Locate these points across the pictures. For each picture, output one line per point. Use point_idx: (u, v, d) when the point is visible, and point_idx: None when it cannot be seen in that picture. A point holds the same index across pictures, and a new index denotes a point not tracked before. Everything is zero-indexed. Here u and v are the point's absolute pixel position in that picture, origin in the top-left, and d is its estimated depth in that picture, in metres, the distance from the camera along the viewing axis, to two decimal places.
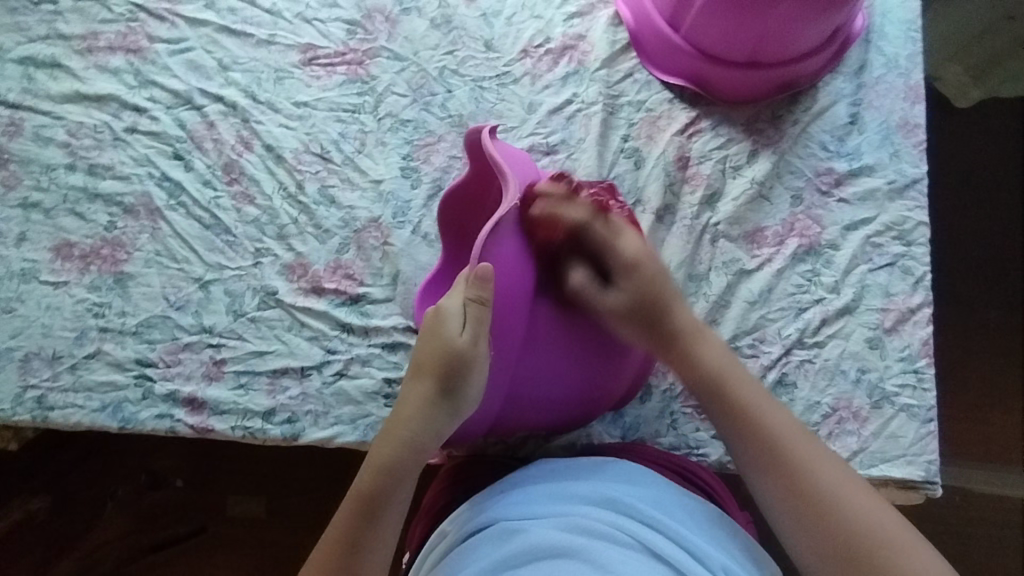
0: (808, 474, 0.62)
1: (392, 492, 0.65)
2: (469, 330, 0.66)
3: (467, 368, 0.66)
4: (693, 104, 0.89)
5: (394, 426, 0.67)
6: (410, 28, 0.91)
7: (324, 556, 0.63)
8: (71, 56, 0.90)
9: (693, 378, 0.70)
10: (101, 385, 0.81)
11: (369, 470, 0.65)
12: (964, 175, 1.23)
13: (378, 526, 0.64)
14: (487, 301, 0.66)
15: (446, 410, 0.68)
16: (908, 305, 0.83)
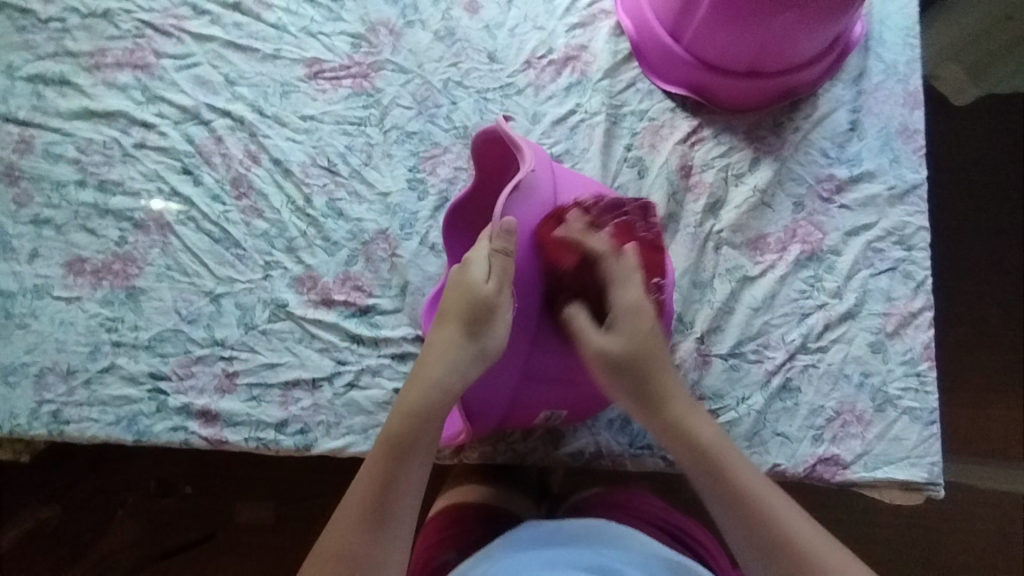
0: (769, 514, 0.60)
1: (425, 436, 0.65)
2: (495, 279, 0.67)
3: (492, 314, 0.67)
4: (695, 113, 0.90)
5: (423, 371, 0.67)
6: (414, 41, 0.92)
7: (358, 502, 0.62)
8: (80, 73, 0.91)
9: (671, 443, 0.66)
10: (115, 398, 0.83)
11: (401, 412, 0.66)
12: (964, 173, 1.24)
13: (411, 464, 0.64)
14: (511, 251, 0.67)
15: (473, 352, 0.68)
16: (910, 309, 0.85)
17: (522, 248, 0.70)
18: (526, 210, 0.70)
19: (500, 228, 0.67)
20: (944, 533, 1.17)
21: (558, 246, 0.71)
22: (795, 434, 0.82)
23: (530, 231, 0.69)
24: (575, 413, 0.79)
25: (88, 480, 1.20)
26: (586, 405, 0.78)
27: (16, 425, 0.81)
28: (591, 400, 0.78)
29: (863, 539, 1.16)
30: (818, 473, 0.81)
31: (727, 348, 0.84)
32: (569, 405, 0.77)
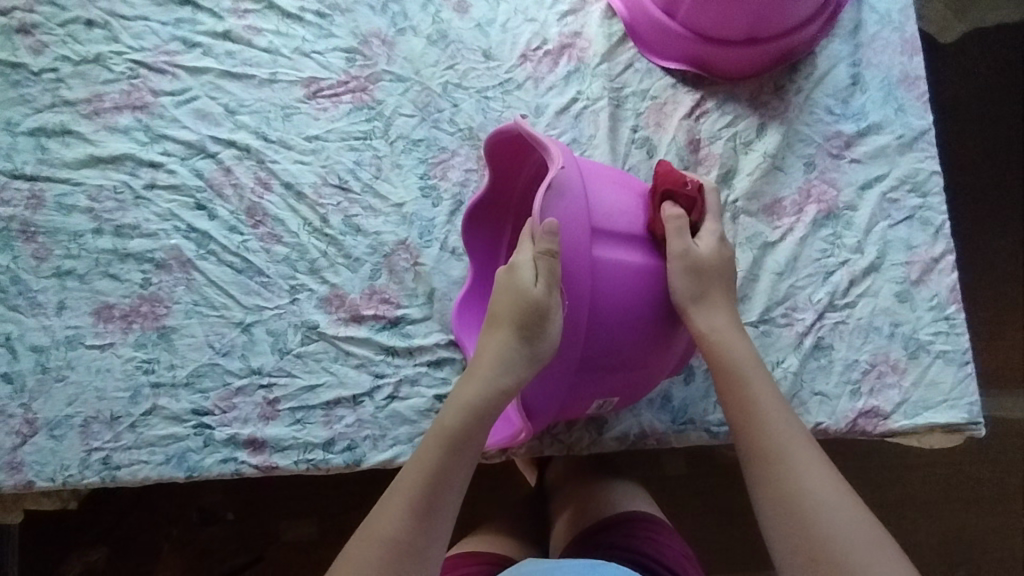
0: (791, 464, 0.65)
1: (476, 434, 0.67)
2: (542, 281, 0.66)
3: (544, 317, 0.66)
4: (696, 86, 0.91)
5: (476, 370, 0.69)
6: (408, 48, 0.92)
7: (405, 491, 0.64)
8: (80, 121, 0.91)
9: (709, 357, 0.72)
10: (162, 438, 0.83)
11: (455, 407, 0.68)
12: (966, 108, 1.24)
13: (459, 461, 0.66)
14: (557, 253, 0.65)
15: (525, 356, 0.67)
16: (931, 255, 0.86)
17: (569, 245, 0.66)
18: (566, 207, 0.66)
19: (543, 230, 0.64)
20: (979, 466, 1.19)
21: (600, 240, 0.68)
22: (834, 390, 0.83)
23: (573, 228, 0.66)
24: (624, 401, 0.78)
25: (130, 519, 1.21)
26: (636, 392, 0.78)
27: (69, 476, 0.82)
28: (643, 386, 0.77)
29: (900, 481, 1.18)
30: (860, 427, 0.82)
31: (757, 315, 0.85)
32: (620, 394, 0.76)
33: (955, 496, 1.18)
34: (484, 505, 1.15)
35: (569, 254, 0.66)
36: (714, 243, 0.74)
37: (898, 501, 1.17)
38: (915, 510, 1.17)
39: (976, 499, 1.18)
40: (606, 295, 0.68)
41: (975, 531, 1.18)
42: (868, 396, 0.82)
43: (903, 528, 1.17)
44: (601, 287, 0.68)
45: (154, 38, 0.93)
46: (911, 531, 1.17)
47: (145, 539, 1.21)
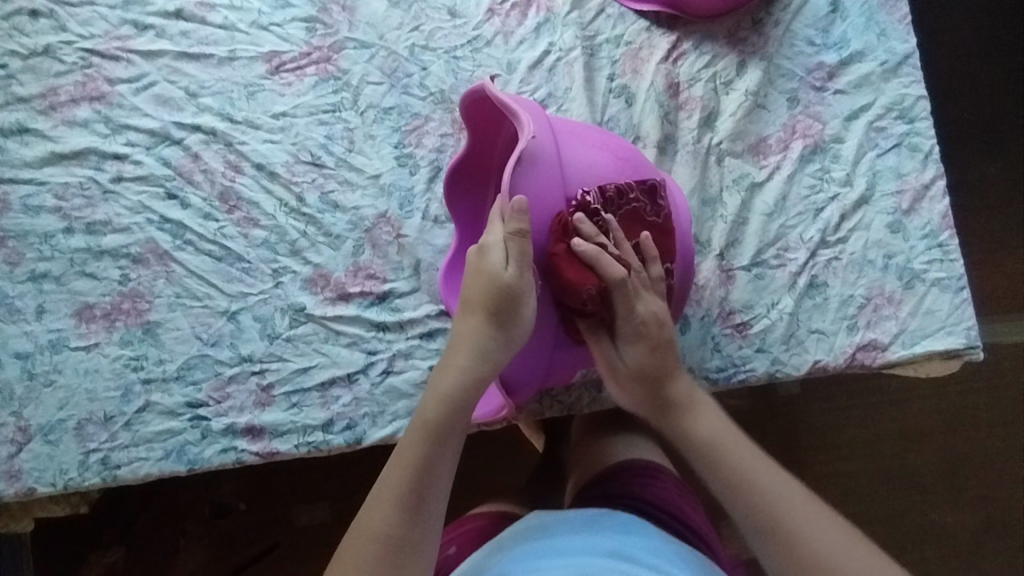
0: (733, 459, 0.63)
1: (460, 424, 0.64)
2: (514, 264, 0.65)
3: (518, 300, 0.65)
4: (671, 27, 0.87)
5: (450, 357, 0.66)
6: (369, 12, 0.89)
7: (393, 489, 0.60)
8: (37, 118, 0.88)
9: (687, 450, 0.67)
10: (159, 434, 0.82)
11: (434, 397, 0.64)
12: (951, 29, 1.20)
13: (447, 452, 0.62)
14: (527, 231, 0.64)
15: (501, 340, 0.66)
16: (922, 182, 0.84)
17: (538, 225, 0.66)
18: (535, 180, 0.65)
19: (512, 208, 0.64)
20: (985, 390, 1.20)
21: (573, 212, 0.68)
22: (830, 327, 0.82)
23: (542, 205, 0.65)
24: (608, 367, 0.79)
25: (144, 517, 1.19)
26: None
27: (69, 480, 0.81)
28: None
29: (905, 414, 1.19)
30: (858, 361, 0.81)
31: (748, 259, 0.83)
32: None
33: (963, 423, 1.19)
34: (491, 473, 1.15)
35: (540, 231, 0.66)
36: (654, 316, 0.69)
37: (905, 434, 1.18)
38: (924, 440, 1.18)
39: (983, 425, 1.19)
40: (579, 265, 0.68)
41: (979, 456, 1.18)
42: (864, 330, 0.82)
43: (912, 459, 1.18)
44: (574, 258, 0.68)
45: (103, 23, 0.89)
46: (916, 463, 1.18)
47: (160, 536, 1.19)
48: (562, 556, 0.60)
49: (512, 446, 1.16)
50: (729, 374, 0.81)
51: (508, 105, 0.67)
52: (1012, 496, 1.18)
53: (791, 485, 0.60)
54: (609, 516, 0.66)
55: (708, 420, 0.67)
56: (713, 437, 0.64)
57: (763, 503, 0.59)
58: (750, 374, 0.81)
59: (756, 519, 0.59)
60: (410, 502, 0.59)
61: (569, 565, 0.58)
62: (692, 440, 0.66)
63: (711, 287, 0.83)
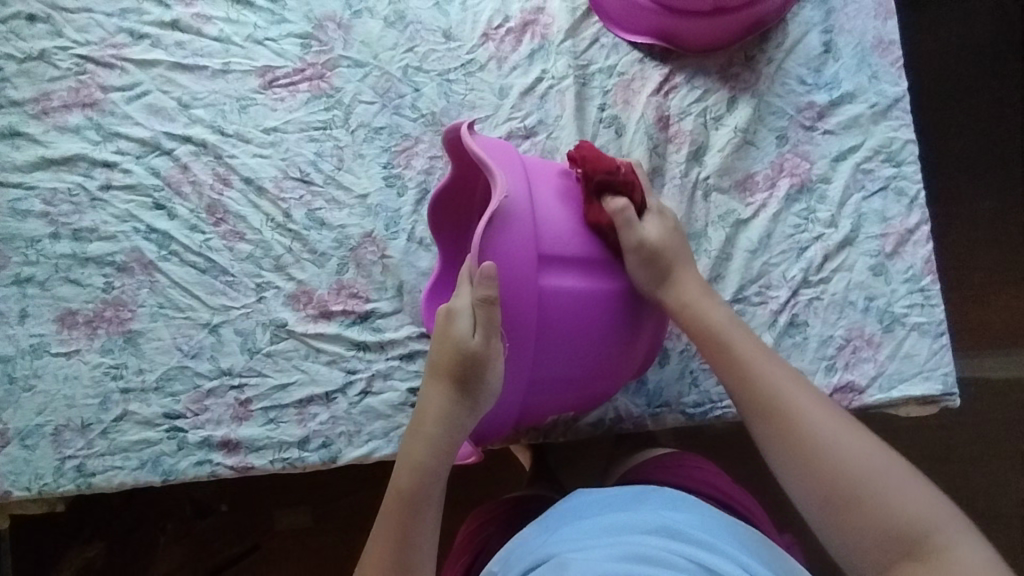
0: (773, 388, 0.65)
1: (433, 489, 0.67)
2: (480, 332, 0.65)
3: (484, 367, 0.66)
4: (664, 60, 0.88)
5: (419, 426, 0.68)
6: (365, 31, 0.89)
7: (377, 565, 0.64)
8: (29, 122, 0.88)
9: (698, 338, 0.71)
10: (135, 444, 0.82)
11: (405, 470, 0.67)
12: (940, 68, 1.22)
13: (423, 524, 0.66)
14: (494, 299, 0.63)
15: (468, 405, 0.68)
16: (906, 226, 0.84)
17: (509, 286, 0.65)
18: (506, 242, 0.64)
19: (481, 274, 0.63)
20: (997, 425, 1.17)
21: (547, 269, 0.67)
22: (808, 367, 0.82)
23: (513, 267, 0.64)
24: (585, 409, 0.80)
25: (127, 514, 1.19)
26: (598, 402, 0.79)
27: (43, 486, 0.81)
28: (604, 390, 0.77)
29: (909, 443, 1.16)
30: (835, 402, 0.81)
31: (731, 294, 0.83)
32: (576, 408, 0.77)
33: (970, 456, 1.16)
34: (471, 490, 1.15)
35: (510, 292, 0.65)
36: (656, 226, 0.72)
37: (907, 462, 1.16)
38: (929, 469, 1.15)
39: (992, 461, 1.16)
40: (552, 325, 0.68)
41: (971, 488, 1.15)
42: (842, 371, 0.82)
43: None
44: (548, 314, 0.67)
45: (99, 30, 0.90)
46: None
47: (141, 533, 1.20)
48: (614, 533, 0.61)
49: (492, 464, 1.16)
50: (705, 410, 0.82)
51: (484, 160, 0.65)
52: (1015, 539, 1.14)
53: (826, 416, 0.63)
54: (656, 495, 0.67)
55: (742, 345, 0.69)
56: (757, 375, 0.66)
57: (824, 447, 0.61)
58: (725, 411, 0.82)
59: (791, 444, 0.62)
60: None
61: (620, 541, 0.59)
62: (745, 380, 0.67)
63: None
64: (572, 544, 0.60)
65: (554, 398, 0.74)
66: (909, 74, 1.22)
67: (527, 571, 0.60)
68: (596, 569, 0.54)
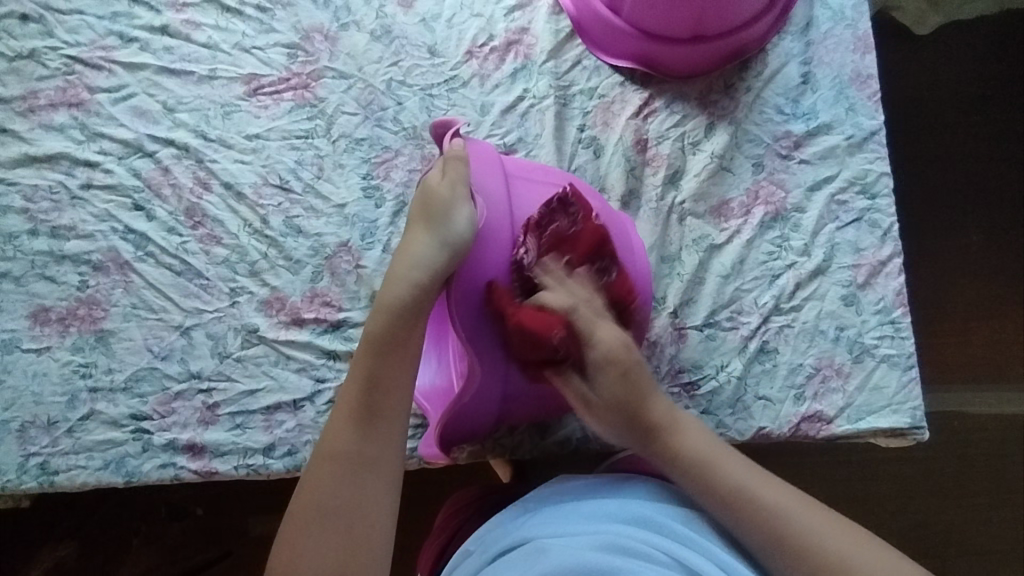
0: (775, 517, 0.59)
1: (407, 334, 0.65)
2: (448, 178, 0.66)
3: (453, 211, 0.65)
4: (644, 84, 0.89)
5: (393, 270, 0.66)
6: (351, 44, 0.90)
7: (347, 402, 0.63)
8: (14, 119, 0.89)
9: (676, 470, 0.64)
10: (100, 443, 0.82)
11: (374, 310, 0.65)
12: (919, 104, 1.25)
13: (394, 363, 0.64)
14: (462, 155, 0.67)
15: (437, 244, 0.64)
16: (878, 258, 0.85)
17: (479, 166, 0.69)
18: (477, 146, 0.71)
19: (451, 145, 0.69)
20: (982, 460, 1.17)
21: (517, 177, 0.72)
22: (777, 395, 0.81)
23: (482, 152, 0.70)
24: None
25: (98, 514, 1.17)
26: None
27: (5, 482, 0.81)
28: None
29: (888, 475, 1.16)
30: (803, 431, 0.81)
31: (702, 318, 0.84)
32: None
33: (953, 490, 1.16)
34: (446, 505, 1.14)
35: (481, 173, 0.69)
36: (616, 334, 0.66)
37: (887, 494, 1.15)
38: (909, 501, 1.15)
39: (974, 496, 1.16)
40: (521, 203, 0.70)
41: (943, 526, 1.15)
42: (810, 400, 0.81)
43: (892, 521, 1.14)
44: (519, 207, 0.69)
45: (89, 32, 0.91)
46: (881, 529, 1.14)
47: (113, 534, 1.17)
48: (592, 520, 0.61)
49: (465, 480, 1.15)
50: None
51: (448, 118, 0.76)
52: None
53: (822, 525, 0.59)
54: (636, 481, 0.66)
55: (725, 465, 0.62)
56: (741, 493, 0.60)
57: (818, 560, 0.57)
58: None
59: (781, 561, 0.58)
60: (364, 412, 0.63)
61: (598, 530, 0.59)
62: (739, 503, 0.60)
63: (662, 343, 0.83)
64: (550, 529, 0.60)
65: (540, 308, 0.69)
66: (886, 112, 1.25)
67: (502, 552, 0.60)
68: (573, 559, 0.54)
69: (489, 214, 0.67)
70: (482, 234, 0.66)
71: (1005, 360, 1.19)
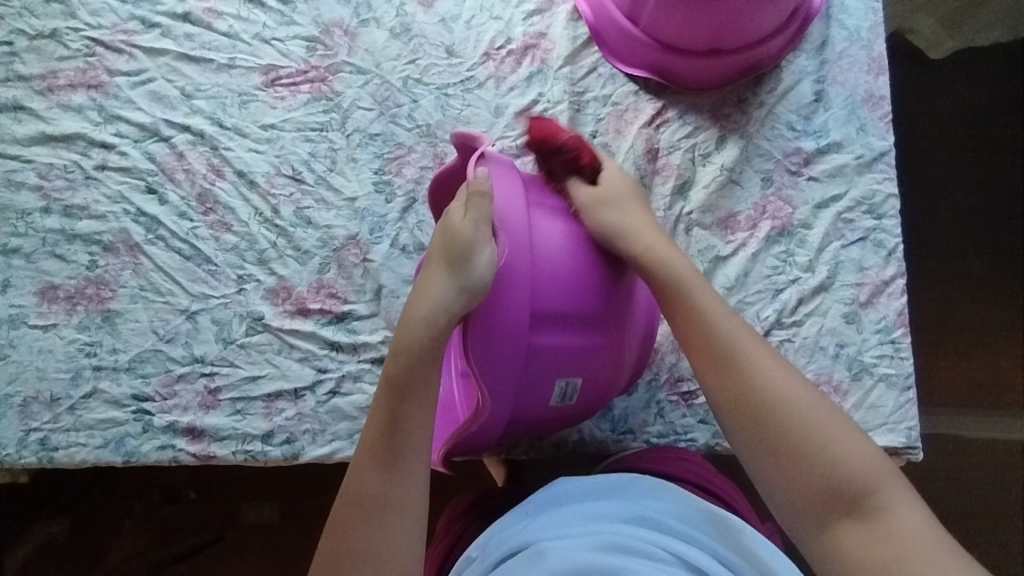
0: (786, 402, 0.61)
1: (427, 374, 0.64)
2: (472, 219, 0.64)
3: (475, 254, 0.64)
4: (658, 94, 0.90)
5: (409, 311, 0.66)
6: (370, 40, 0.91)
7: (370, 445, 0.63)
8: (34, 97, 0.90)
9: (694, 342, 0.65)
10: (101, 422, 0.82)
11: (393, 352, 0.65)
12: (929, 127, 1.26)
13: (413, 404, 0.63)
14: (486, 192, 0.65)
15: (457, 287, 0.64)
16: (882, 278, 0.85)
17: (501, 199, 0.67)
18: (499, 175, 0.68)
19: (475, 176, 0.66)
20: (975, 484, 1.17)
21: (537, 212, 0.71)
22: None
23: (505, 184, 0.68)
24: (591, 383, 0.75)
25: (93, 494, 1.18)
26: (601, 375, 0.75)
27: (5, 455, 0.81)
28: (604, 364, 0.74)
29: None
30: None
31: None
32: (578, 373, 0.73)
33: (945, 513, 1.16)
34: (440, 501, 1.15)
35: (504, 208, 0.67)
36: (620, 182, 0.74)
37: None
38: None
39: (965, 520, 1.16)
40: (541, 243, 0.69)
41: None
42: None
43: None
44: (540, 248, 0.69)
45: (112, 16, 0.92)
46: None
47: (107, 514, 1.18)
48: (593, 521, 0.61)
49: (460, 478, 1.16)
50: (669, 441, 0.83)
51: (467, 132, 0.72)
52: None
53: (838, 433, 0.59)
54: (632, 483, 0.66)
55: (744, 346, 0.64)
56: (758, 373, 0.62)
57: (823, 454, 0.58)
58: (690, 444, 0.82)
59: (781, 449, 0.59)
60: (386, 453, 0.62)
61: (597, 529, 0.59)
62: (752, 387, 0.61)
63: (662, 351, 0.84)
64: (550, 532, 0.60)
65: (554, 349, 0.70)
66: (896, 136, 1.26)
67: (504, 558, 0.60)
68: (575, 557, 0.54)
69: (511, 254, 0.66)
70: (506, 278, 0.65)
71: (1003, 386, 1.19)
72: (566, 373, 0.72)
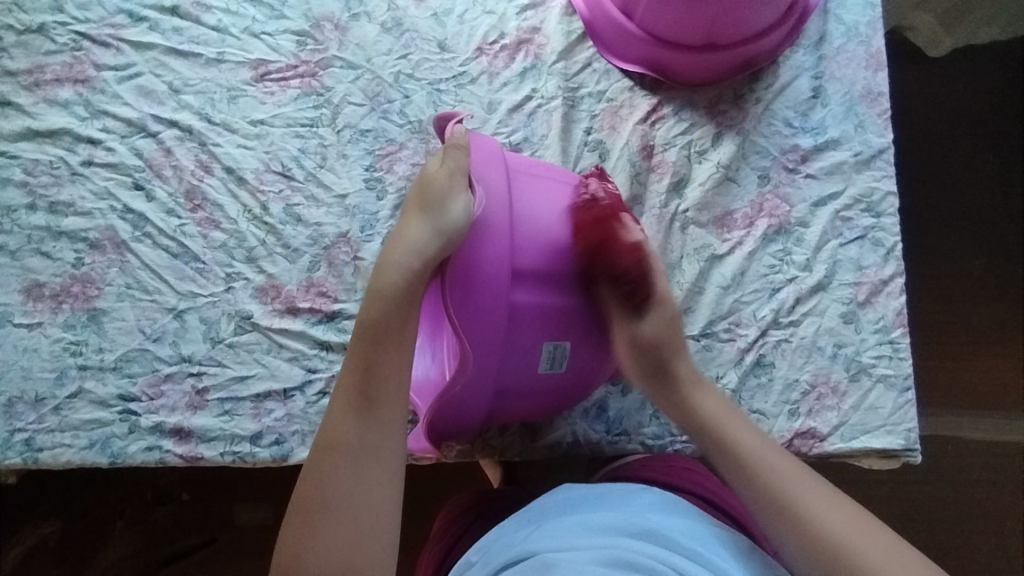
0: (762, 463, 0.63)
1: (401, 322, 0.63)
2: (446, 168, 0.67)
3: (449, 198, 0.64)
4: (653, 90, 0.89)
5: (386, 255, 0.65)
6: (361, 35, 0.90)
7: (346, 391, 0.61)
8: (19, 92, 0.88)
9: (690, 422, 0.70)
10: (86, 423, 0.81)
11: (369, 297, 0.64)
12: (928, 124, 1.24)
13: (389, 350, 0.62)
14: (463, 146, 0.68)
15: (431, 231, 0.63)
16: (880, 277, 0.84)
17: (481, 155, 0.69)
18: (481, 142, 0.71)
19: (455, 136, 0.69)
20: (975, 486, 1.16)
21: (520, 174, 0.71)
22: (771, 410, 0.81)
23: (485, 146, 0.70)
24: (578, 349, 0.71)
25: (84, 495, 1.17)
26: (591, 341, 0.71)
27: None
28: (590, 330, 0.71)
29: (880, 496, 1.15)
30: (795, 447, 0.80)
31: (699, 328, 0.83)
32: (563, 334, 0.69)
33: (944, 515, 1.15)
34: (434, 502, 1.13)
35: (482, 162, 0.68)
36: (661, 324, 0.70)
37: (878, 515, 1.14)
38: (897, 524, 1.14)
39: (963, 522, 1.15)
40: (523, 199, 0.68)
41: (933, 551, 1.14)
42: (805, 417, 0.80)
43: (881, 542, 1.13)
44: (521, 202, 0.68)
45: (99, 9, 0.91)
46: None
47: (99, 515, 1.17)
48: (598, 532, 0.59)
49: (454, 479, 1.14)
50: (665, 443, 0.81)
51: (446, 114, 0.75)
52: None
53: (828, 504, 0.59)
54: (642, 494, 0.64)
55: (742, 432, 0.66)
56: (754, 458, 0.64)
57: (813, 528, 0.58)
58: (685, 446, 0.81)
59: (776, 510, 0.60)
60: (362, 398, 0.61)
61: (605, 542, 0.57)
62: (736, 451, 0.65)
63: None
64: (554, 542, 0.58)
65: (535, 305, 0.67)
66: (895, 134, 1.25)
67: (505, 566, 0.58)
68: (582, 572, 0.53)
69: (489, 203, 0.66)
70: (481, 222, 0.65)
71: (1004, 388, 1.18)
72: (550, 333, 0.69)
